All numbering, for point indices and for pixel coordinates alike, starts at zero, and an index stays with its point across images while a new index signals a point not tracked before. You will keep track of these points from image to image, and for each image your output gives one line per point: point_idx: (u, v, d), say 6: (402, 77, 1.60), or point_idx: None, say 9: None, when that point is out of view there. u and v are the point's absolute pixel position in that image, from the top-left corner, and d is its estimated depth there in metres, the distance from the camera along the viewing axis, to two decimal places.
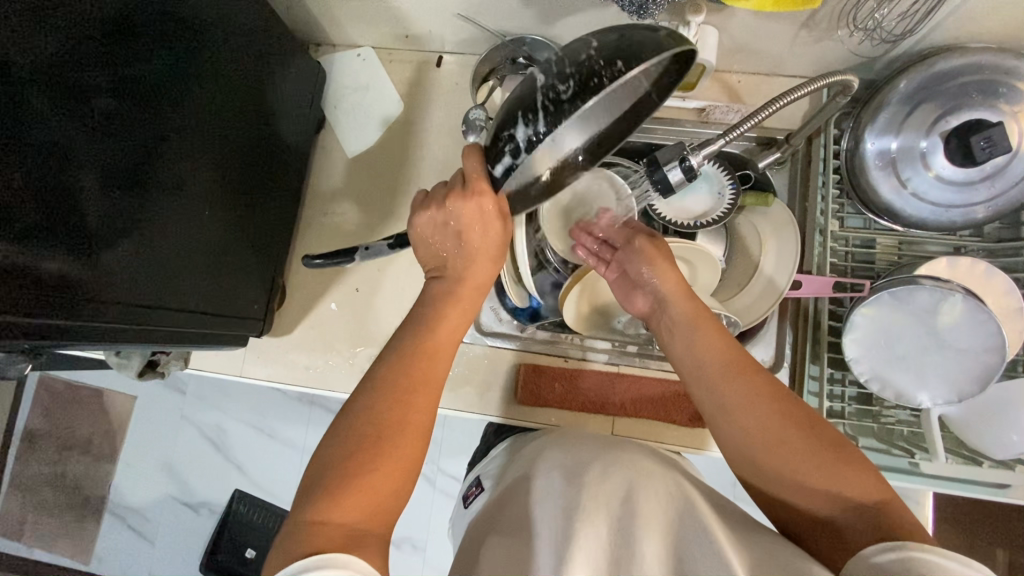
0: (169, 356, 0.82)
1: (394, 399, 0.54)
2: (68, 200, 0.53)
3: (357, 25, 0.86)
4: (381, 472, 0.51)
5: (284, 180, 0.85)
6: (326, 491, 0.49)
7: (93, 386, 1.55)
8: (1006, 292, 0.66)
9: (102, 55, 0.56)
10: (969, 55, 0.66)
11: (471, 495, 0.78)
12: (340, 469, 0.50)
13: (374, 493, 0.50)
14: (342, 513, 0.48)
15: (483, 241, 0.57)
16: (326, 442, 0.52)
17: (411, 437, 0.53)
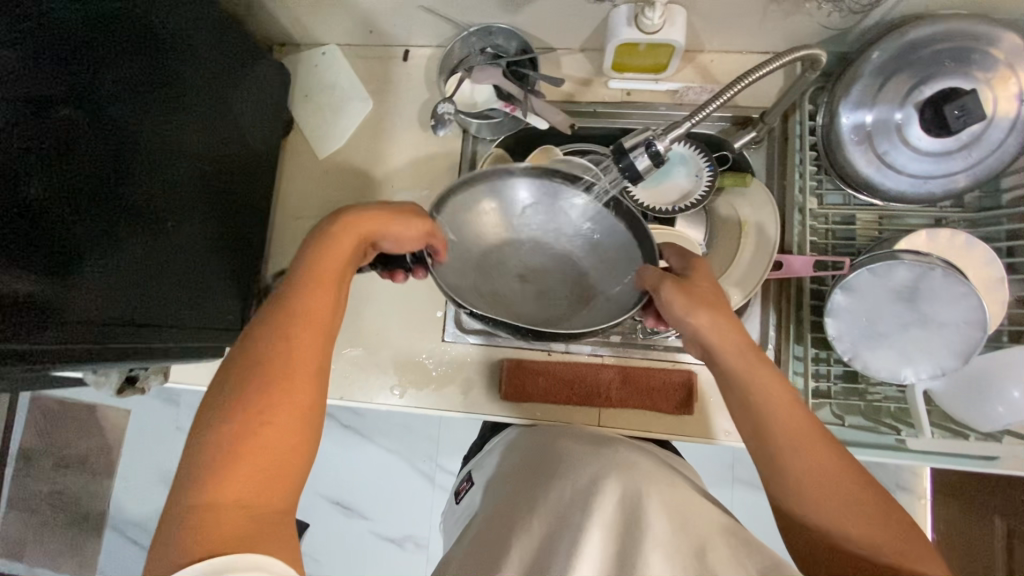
0: (148, 371, 0.81)
1: (271, 355, 0.51)
2: (39, 218, 0.53)
3: (319, 23, 0.84)
4: (269, 434, 0.48)
5: (256, 185, 0.84)
6: (214, 470, 0.46)
7: (85, 403, 1.53)
8: (987, 263, 0.66)
9: (66, 69, 0.55)
10: (941, 22, 0.64)
11: (461, 490, 0.77)
12: (226, 439, 0.47)
13: (261, 465, 0.47)
14: (230, 489, 0.46)
15: (362, 215, 0.57)
16: (209, 406, 0.50)
17: (298, 395, 0.50)
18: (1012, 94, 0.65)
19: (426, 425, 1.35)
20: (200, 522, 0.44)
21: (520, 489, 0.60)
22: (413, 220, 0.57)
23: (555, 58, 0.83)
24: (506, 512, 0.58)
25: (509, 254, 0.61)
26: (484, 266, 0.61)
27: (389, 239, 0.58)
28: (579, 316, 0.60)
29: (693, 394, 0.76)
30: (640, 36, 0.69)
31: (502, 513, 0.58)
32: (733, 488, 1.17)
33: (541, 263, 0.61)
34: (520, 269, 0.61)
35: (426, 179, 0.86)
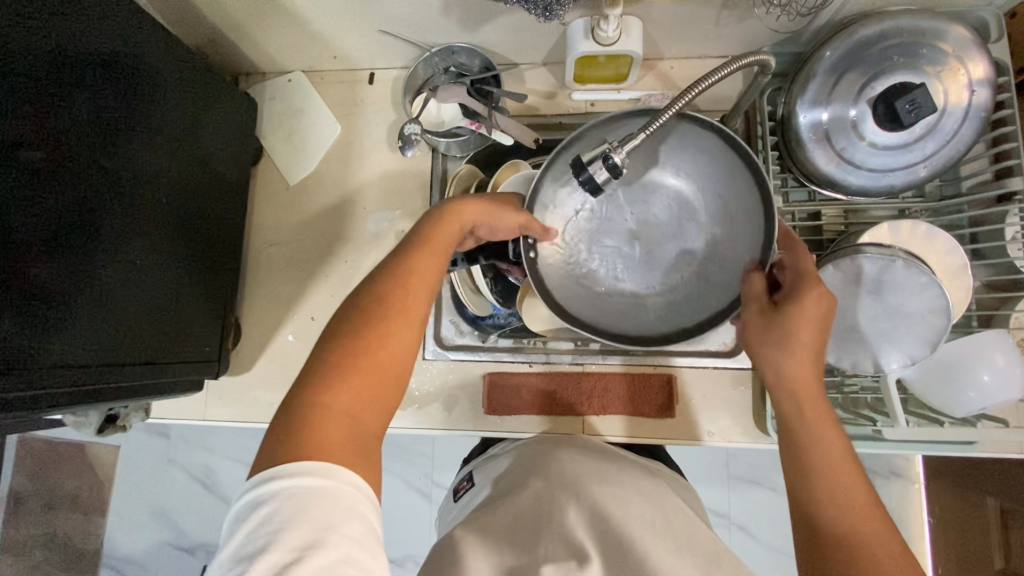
0: (128, 409, 0.81)
1: (393, 284, 0.53)
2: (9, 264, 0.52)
3: (283, 51, 0.85)
4: (378, 357, 0.49)
5: (228, 215, 0.84)
6: (330, 376, 0.47)
7: (73, 441, 1.51)
8: (949, 252, 0.67)
9: (34, 112, 0.55)
10: (887, 20, 0.66)
11: (460, 489, 0.76)
12: (341, 364, 0.48)
13: (365, 385, 0.48)
14: (339, 403, 0.47)
15: (465, 202, 0.59)
16: (336, 319, 0.52)
17: (409, 324, 0.52)
18: (963, 84, 0.66)
19: (419, 442, 1.35)
20: (312, 423, 0.45)
21: (545, 479, 0.58)
22: (507, 214, 0.60)
23: (519, 73, 0.84)
24: (523, 502, 0.56)
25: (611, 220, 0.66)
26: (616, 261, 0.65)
27: (484, 224, 0.60)
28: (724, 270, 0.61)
29: (674, 397, 0.77)
30: (598, 48, 0.70)
31: (515, 505, 0.56)
32: (729, 486, 1.17)
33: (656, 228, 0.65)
34: (637, 246, 0.65)
35: (400, 199, 0.87)
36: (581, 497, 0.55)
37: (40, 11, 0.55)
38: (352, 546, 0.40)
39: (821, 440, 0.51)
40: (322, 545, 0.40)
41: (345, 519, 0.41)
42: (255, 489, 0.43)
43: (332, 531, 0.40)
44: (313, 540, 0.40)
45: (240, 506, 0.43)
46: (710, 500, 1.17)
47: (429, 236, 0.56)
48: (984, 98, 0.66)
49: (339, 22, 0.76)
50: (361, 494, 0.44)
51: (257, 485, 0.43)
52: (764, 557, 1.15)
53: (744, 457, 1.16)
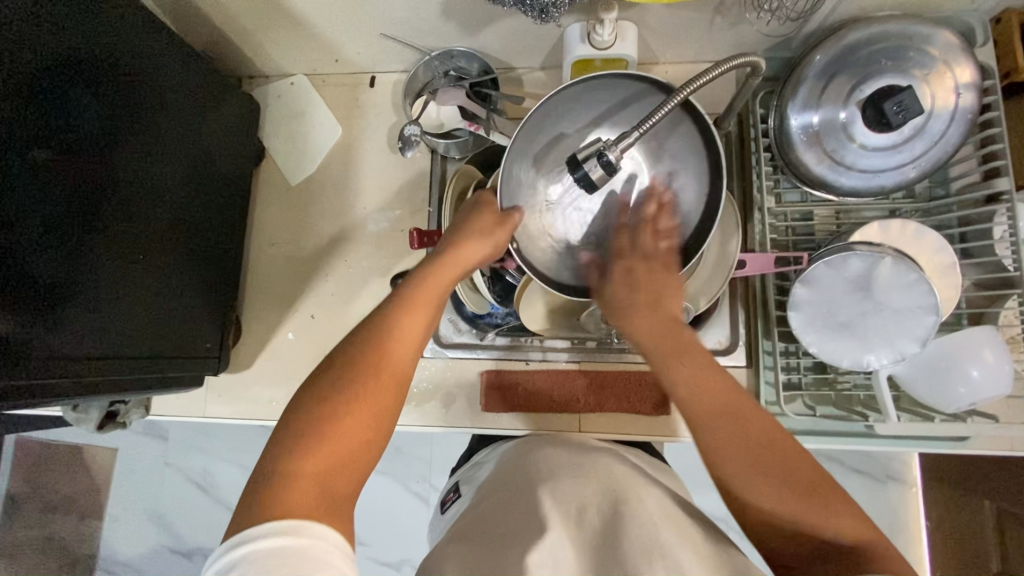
0: (129, 405, 0.82)
1: (372, 347, 0.54)
2: (12, 258, 0.53)
3: (287, 55, 0.86)
4: (351, 424, 0.50)
5: (229, 213, 0.85)
6: (303, 441, 0.48)
7: (71, 444, 1.51)
8: (937, 250, 0.68)
9: (38, 110, 0.56)
10: (874, 25, 0.68)
11: (448, 501, 0.77)
12: (316, 422, 0.49)
13: (338, 449, 0.49)
14: (311, 465, 0.48)
15: (464, 247, 0.61)
16: (312, 381, 0.52)
17: (385, 389, 0.53)
18: (950, 87, 0.68)
19: (417, 445, 1.35)
20: (280, 488, 0.46)
21: (520, 477, 0.60)
22: (501, 231, 0.63)
23: (517, 77, 0.86)
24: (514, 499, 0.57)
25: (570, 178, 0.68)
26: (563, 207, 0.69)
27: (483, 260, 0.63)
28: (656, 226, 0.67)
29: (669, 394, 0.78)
30: (594, 52, 0.72)
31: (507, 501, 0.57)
32: None
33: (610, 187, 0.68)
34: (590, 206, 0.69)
35: (399, 200, 0.88)
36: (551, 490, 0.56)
37: (46, 13, 0.56)
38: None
39: (688, 372, 0.53)
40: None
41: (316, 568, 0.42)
42: (223, 557, 0.43)
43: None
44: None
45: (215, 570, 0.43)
46: (706, 503, 1.17)
47: (416, 288, 0.58)
48: (970, 101, 0.68)
49: (341, 26, 0.78)
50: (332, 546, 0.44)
51: (230, 548, 0.43)
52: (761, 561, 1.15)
53: None
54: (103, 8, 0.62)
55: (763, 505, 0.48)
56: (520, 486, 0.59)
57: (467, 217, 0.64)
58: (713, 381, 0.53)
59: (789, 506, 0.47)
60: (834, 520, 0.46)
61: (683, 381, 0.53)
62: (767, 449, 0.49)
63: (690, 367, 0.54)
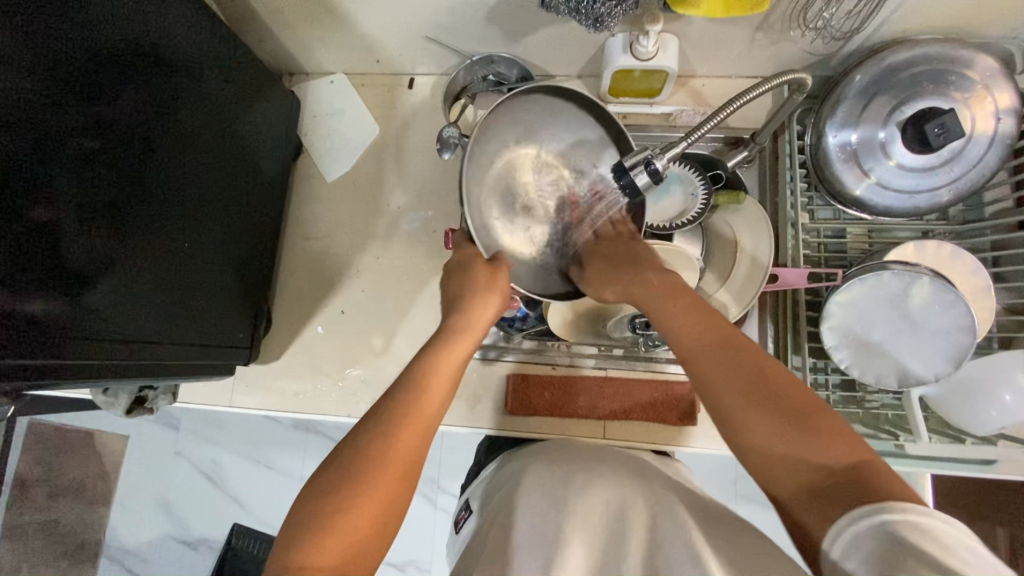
0: (157, 391, 0.83)
1: (383, 434, 0.51)
2: (55, 240, 0.53)
3: (328, 53, 0.88)
4: (359, 515, 0.48)
5: (265, 206, 0.86)
6: (311, 533, 0.46)
7: (83, 429, 1.52)
8: (973, 273, 0.69)
9: (86, 95, 0.56)
10: (919, 47, 0.68)
11: (461, 519, 0.75)
12: (332, 509, 0.47)
13: (349, 539, 0.47)
14: (326, 558, 0.45)
15: (475, 311, 0.61)
16: (323, 472, 0.50)
17: (396, 477, 0.50)
18: (989, 112, 0.69)
19: (427, 446, 1.35)
20: None
21: (524, 503, 0.59)
22: (498, 285, 0.61)
23: (555, 85, 0.87)
24: (539, 509, 0.58)
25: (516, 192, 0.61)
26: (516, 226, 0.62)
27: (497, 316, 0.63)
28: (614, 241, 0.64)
29: (696, 405, 0.78)
30: (636, 62, 0.73)
31: (531, 510, 0.58)
32: (737, 504, 1.17)
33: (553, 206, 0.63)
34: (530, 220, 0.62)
35: (432, 202, 0.89)
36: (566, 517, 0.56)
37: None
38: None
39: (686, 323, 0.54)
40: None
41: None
42: None
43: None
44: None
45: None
46: None
47: (428, 369, 0.57)
48: (1009, 127, 0.68)
49: (386, 26, 0.80)
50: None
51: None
52: None
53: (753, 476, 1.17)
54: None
55: (760, 438, 0.46)
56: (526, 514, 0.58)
57: (467, 277, 0.63)
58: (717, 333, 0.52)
59: (782, 432, 0.45)
60: (833, 441, 0.44)
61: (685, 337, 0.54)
62: (762, 382, 0.48)
63: (687, 314, 0.55)
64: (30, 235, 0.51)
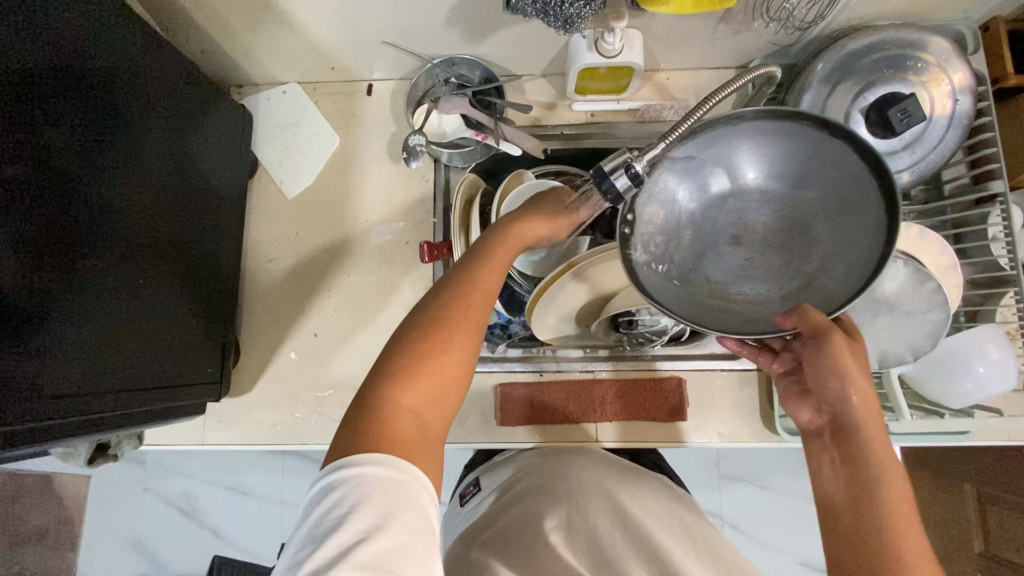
0: (121, 436, 0.77)
1: (453, 293, 0.51)
2: None
3: (279, 62, 0.83)
4: (443, 366, 0.48)
5: (223, 230, 0.81)
6: (396, 376, 0.47)
7: (38, 473, 1.42)
8: (940, 251, 0.71)
9: (11, 122, 0.50)
10: (877, 33, 0.69)
11: (466, 493, 0.79)
12: (412, 353, 0.48)
13: (431, 386, 0.48)
14: (410, 397, 0.47)
15: (523, 223, 0.57)
16: (401, 327, 0.50)
17: (471, 337, 0.50)
18: (946, 92, 0.70)
19: None
20: (384, 421, 0.46)
21: (540, 499, 0.62)
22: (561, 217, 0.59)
23: (520, 84, 0.84)
24: (552, 518, 0.59)
25: (680, 259, 0.58)
26: (719, 282, 0.58)
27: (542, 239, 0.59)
28: (836, 237, 0.55)
29: (684, 401, 0.78)
30: (602, 60, 0.71)
31: (542, 516, 0.59)
32: (723, 485, 1.20)
33: (754, 221, 0.58)
34: (738, 257, 0.58)
35: (401, 212, 0.86)
36: (586, 523, 0.59)
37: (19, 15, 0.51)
38: (412, 535, 0.41)
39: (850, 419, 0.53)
40: (384, 530, 0.41)
41: (404, 508, 0.42)
42: (326, 480, 0.44)
43: (393, 520, 0.41)
44: (376, 525, 0.41)
45: (316, 493, 0.44)
46: (705, 498, 1.19)
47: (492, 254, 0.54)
48: (966, 106, 0.70)
49: (341, 33, 0.76)
50: (425, 487, 0.45)
51: (329, 472, 0.44)
52: (758, 553, 1.18)
53: (736, 456, 1.19)
54: (76, 8, 0.57)
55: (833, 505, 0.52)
56: (544, 516, 0.59)
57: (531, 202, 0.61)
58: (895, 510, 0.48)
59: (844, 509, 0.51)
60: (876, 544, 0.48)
61: (840, 494, 0.52)
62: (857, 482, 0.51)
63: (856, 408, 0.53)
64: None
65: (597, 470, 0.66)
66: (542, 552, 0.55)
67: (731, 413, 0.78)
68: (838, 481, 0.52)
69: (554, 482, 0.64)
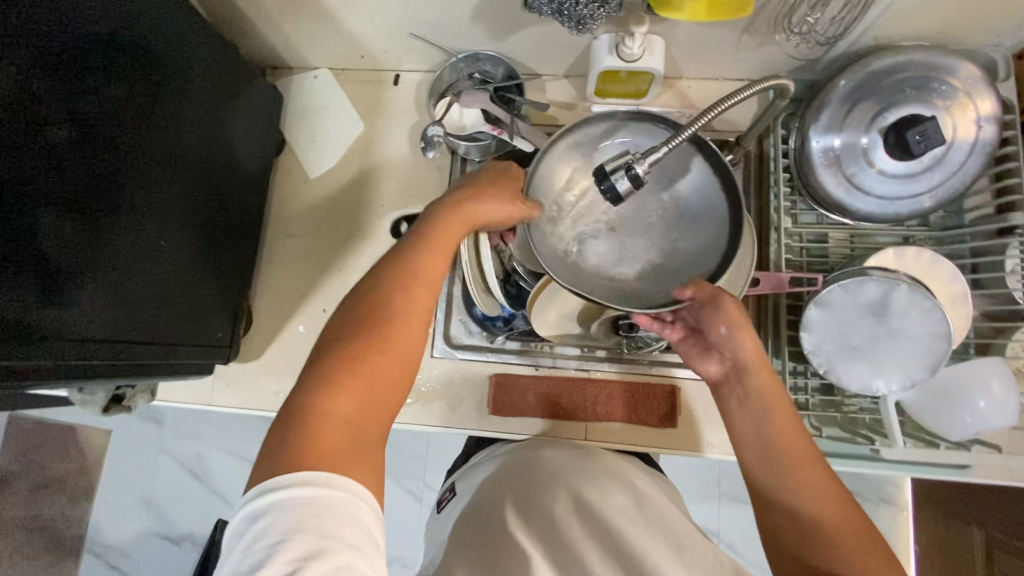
0: (135, 389, 0.82)
1: (392, 291, 0.53)
2: (25, 236, 0.52)
3: (312, 47, 0.87)
4: (379, 365, 0.51)
5: (247, 201, 0.85)
6: (325, 386, 0.50)
7: (65, 423, 1.50)
8: (951, 280, 0.70)
9: (52, 89, 0.54)
10: (902, 54, 0.68)
11: (444, 500, 0.79)
12: (344, 360, 0.51)
13: (362, 391, 0.50)
14: (340, 404, 0.49)
15: (475, 203, 0.58)
16: (332, 337, 0.53)
17: (405, 346, 0.52)
18: (971, 119, 0.69)
19: (413, 443, 1.32)
20: (313, 428, 0.48)
21: (513, 490, 0.62)
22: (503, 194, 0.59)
23: (541, 83, 0.86)
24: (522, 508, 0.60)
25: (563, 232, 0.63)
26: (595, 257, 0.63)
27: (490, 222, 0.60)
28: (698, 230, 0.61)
29: (677, 407, 0.79)
30: (621, 64, 0.72)
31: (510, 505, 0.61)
32: (720, 502, 1.19)
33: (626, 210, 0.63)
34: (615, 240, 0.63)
35: (416, 200, 0.89)
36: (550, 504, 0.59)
37: None
38: (350, 551, 0.43)
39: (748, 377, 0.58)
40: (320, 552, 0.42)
41: (341, 526, 0.44)
42: (251, 510, 0.46)
43: (328, 541, 0.43)
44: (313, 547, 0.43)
45: (245, 524, 0.45)
46: (700, 513, 1.18)
47: (430, 232, 0.56)
48: (990, 134, 0.69)
49: (371, 24, 0.79)
50: (363, 502, 0.47)
51: (258, 495, 0.46)
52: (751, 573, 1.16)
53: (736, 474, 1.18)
54: None
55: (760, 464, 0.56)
56: (516, 507, 0.60)
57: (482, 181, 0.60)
58: (793, 462, 0.55)
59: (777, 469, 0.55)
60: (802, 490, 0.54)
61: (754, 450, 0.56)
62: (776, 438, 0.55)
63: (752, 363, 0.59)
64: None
65: (559, 460, 0.65)
66: (508, 545, 0.56)
67: (723, 425, 0.78)
68: (747, 433, 0.57)
69: (527, 472, 0.65)
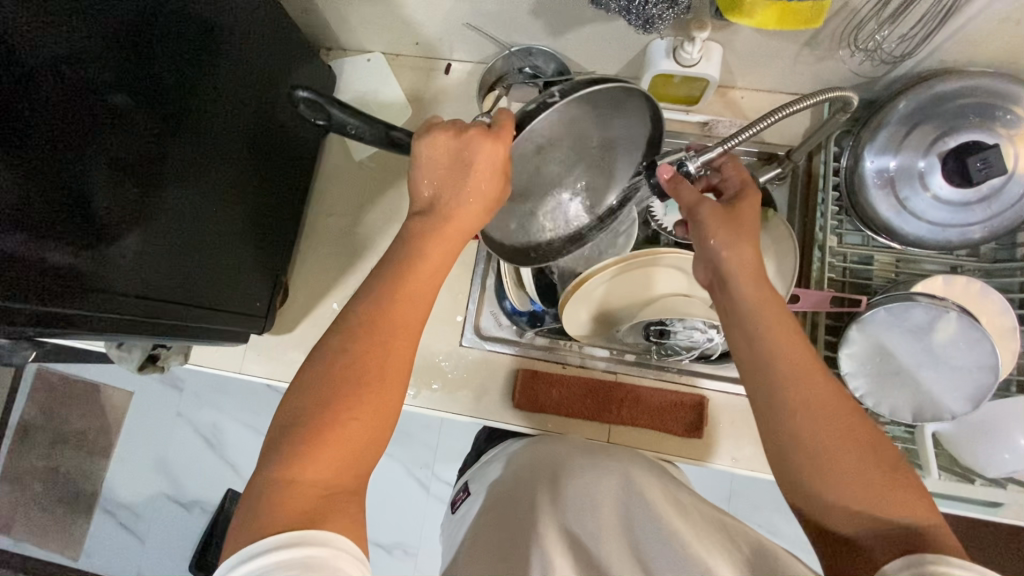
0: (169, 350, 0.84)
1: (368, 342, 0.53)
2: (81, 192, 0.53)
3: (369, 30, 0.88)
4: (355, 420, 0.51)
5: (292, 175, 0.86)
6: (296, 449, 0.49)
7: (90, 381, 1.53)
8: (1000, 312, 0.68)
9: (118, 53, 0.55)
10: (969, 78, 0.67)
11: (459, 500, 0.79)
12: (316, 419, 0.50)
13: (336, 456, 0.50)
14: (309, 471, 0.48)
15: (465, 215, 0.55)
16: (299, 396, 0.52)
17: (383, 400, 0.52)
18: None
19: (426, 432, 1.32)
20: (284, 496, 0.47)
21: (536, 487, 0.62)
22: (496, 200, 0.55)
23: None
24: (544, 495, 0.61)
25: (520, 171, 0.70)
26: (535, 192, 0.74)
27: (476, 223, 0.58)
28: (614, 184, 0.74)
29: (704, 419, 0.78)
30: (678, 68, 0.72)
31: (532, 497, 0.62)
32: None
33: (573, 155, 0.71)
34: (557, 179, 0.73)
35: None
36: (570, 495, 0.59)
37: None
38: None
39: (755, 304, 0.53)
40: None
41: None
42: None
43: None
44: None
45: None
46: None
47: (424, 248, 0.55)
48: None
49: (430, 11, 0.80)
50: (342, 554, 0.45)
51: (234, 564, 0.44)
52: None
53: (750, 493, 1.17)
54: None
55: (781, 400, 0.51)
56: (540, 497, 0.61)
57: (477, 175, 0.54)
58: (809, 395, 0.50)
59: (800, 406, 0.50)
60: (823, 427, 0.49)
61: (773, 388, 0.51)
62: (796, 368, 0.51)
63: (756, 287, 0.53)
64: (50, 188, 0.51)
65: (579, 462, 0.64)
66: (526, 537, 0.56)
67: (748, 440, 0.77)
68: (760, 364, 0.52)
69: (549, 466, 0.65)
